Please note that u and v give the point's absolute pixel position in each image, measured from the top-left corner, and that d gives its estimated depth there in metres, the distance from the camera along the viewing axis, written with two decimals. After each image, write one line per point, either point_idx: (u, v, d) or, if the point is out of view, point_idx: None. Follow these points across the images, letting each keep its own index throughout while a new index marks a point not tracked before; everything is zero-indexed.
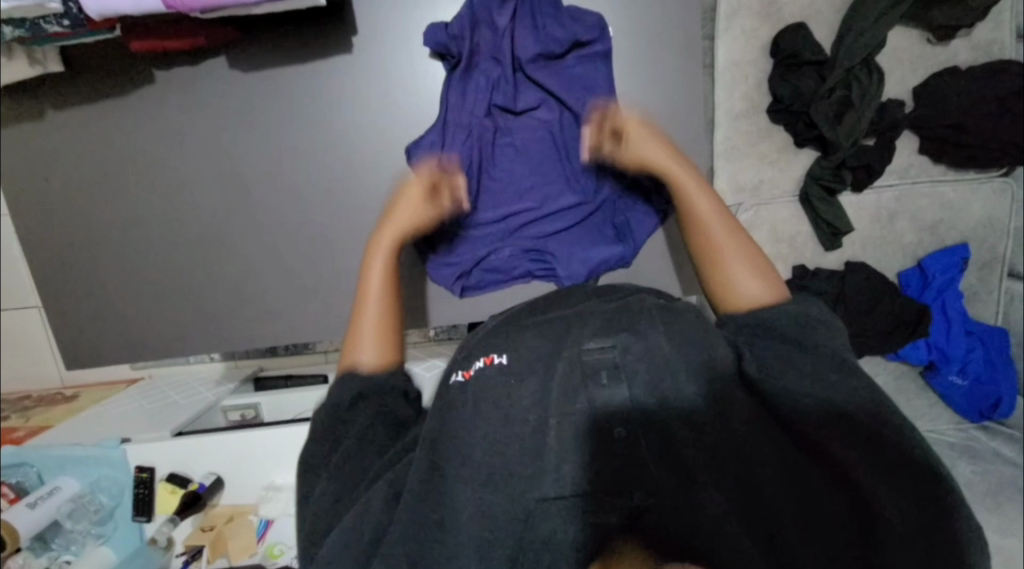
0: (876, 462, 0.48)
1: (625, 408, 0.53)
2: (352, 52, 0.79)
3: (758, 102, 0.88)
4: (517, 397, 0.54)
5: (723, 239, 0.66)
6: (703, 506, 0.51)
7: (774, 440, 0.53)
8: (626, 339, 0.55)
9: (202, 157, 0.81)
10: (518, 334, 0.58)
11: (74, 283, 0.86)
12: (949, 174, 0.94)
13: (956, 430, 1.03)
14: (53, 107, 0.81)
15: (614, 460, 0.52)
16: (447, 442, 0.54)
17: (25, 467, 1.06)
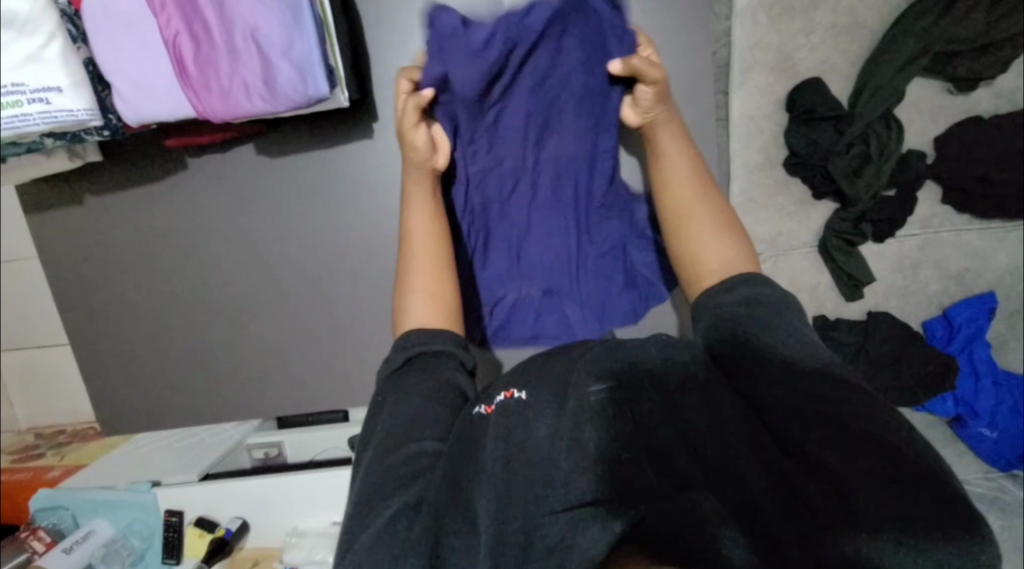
0: (864, 457, 0.43)
1: (612, 425, 0.48)
2: (372, 135, 0.81)
3: (775, 154, 0.88)
4: (534, 427, 0.50)
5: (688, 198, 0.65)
6: (709, 516, 0.41)
7: (762, 441, 0.46)
8: (634, 377, 0.51)
9: (226, 227, 0.84)
10: (540, 370, 0.55)
11: (105, 341, 0.89)
12: (974, 222, 0.92)
13: (986, 479, 1.00)
14: (91, 193, 0.84)
15: (609, 472, 0.45)
16: (466, 476, 0.48)
17: (59, 510, 1.09)
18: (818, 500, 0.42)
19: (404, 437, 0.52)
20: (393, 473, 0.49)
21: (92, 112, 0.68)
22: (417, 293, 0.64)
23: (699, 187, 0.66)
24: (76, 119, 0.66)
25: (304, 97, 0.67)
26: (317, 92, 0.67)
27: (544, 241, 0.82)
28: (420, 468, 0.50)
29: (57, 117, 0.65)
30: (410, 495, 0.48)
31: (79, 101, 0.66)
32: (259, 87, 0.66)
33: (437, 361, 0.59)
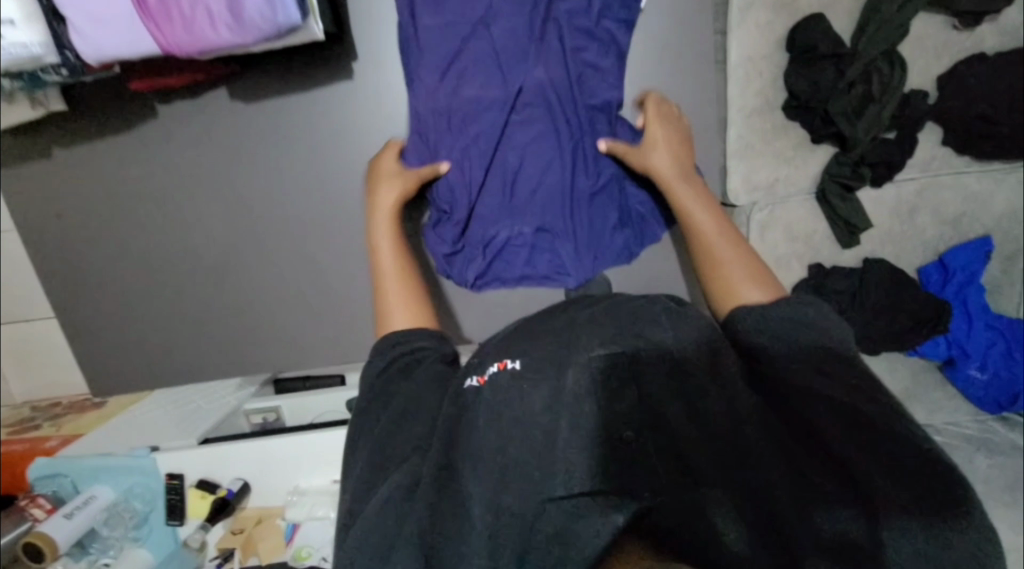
0: (877, 452, 0.43)
1: (611, 399, 0.47)
2: (352, 76, 0.77)
3: (774, 98, 0.85)
4: (528, 403, 0.48)
5: (709, 231, 0.67)
6: (712, 510, 0.41)
7: (776, 433, 0.46)
8: (634, 345, 0.49)
9: (205, 180, 0.81)
10: (536, 337, 0.52)
11: (90, 308, 0.86)
12: (974, 165, 0.90)
13: (975, 422, 1.02)
14: (60, 145, 0.80)
15: (617, 460, 0.44)
16: (460, 450, 0.48)
17: (59, 477, 1.10)
18: (815, 496, 0.42)
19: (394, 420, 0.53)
20: (385, 450, 0.51)
21: (47, 47, 0.64)
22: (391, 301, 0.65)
23: (721, 219, 0.68)
24: (30, 54, 0.63)
25: (274, 26, 0.64)
26: (288, 20, 0.64)
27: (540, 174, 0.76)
28: (409, 448, 0.51)
29: (11, 51, 0.61)
30: (400, 478, 0.48)
31: (33, 35, 0.62)
32: (226, 18, 0.63)
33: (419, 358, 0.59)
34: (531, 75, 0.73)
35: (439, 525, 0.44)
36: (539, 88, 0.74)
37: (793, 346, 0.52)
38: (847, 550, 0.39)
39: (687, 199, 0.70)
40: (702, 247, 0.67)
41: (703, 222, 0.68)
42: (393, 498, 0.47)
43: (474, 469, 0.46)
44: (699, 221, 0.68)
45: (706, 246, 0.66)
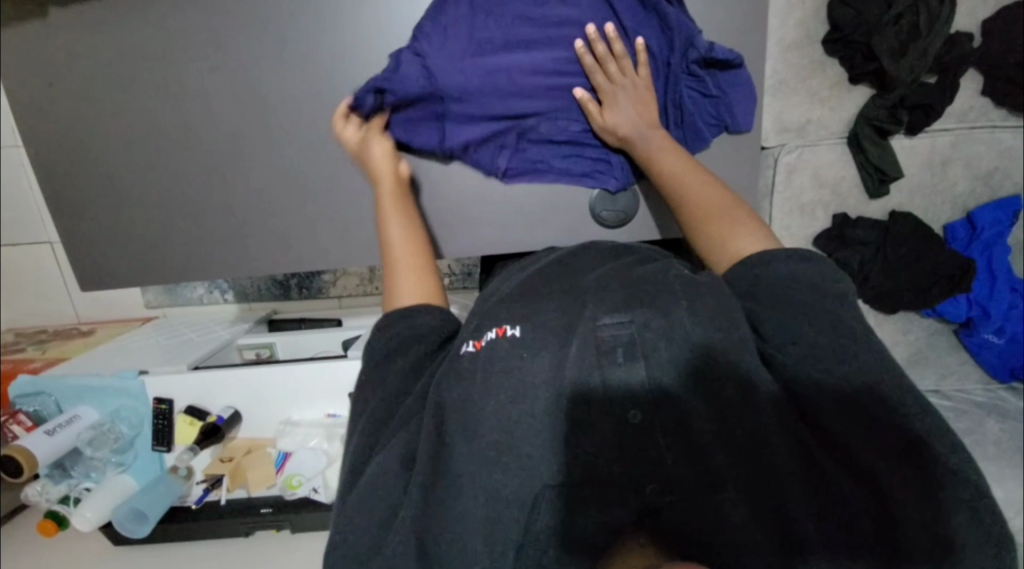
0: (900, 453, 0.48)
1: (622, 388, 0.52)
2: None
3: (814, 30, 0.82)
4: (530, 373, 0.53)
5: (694, 181, 0.67)
6: (725, 509, 0.50)
7: (800, 434, 0.51)
8: (645, 315, 0.54)
9: (214, 61, 0.75)
10: (535, 303, 0.57)
11: (82, 208, 0.81)
12: (1010, 119, 0.87)
13: (985, 390, 1.00)
14: (55, 5, 0.75)
15: (628, 446, 0.52)
16: (453, 413, 0.53)
17: (42, 396, 1.06)
18: (812, 502, 0.50)
19: (399, 392, 0.58)
20: (390, 416, 0.57)
21: None
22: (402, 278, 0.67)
23: (716, 187, 0.67)
24: None
25: None
26: None
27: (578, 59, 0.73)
28: (409, 413, 0.56)
29: None
30: (400, 444, 0.55)
31: None
32: None
33: (423, 334, 0.60)
34: None
35: (439, 471, 0.52)
36: None
37: (823, 343, 0.51)
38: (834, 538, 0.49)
39: (661, 150, 0.70)
40: (680, 200, 0.67)
41: (680, 170, 0.68)
42: (391, 459, 0.54)
43: (460, 444, 0.52)
44: (679, 175, 0.68)
45: (686, 197, 0.67)
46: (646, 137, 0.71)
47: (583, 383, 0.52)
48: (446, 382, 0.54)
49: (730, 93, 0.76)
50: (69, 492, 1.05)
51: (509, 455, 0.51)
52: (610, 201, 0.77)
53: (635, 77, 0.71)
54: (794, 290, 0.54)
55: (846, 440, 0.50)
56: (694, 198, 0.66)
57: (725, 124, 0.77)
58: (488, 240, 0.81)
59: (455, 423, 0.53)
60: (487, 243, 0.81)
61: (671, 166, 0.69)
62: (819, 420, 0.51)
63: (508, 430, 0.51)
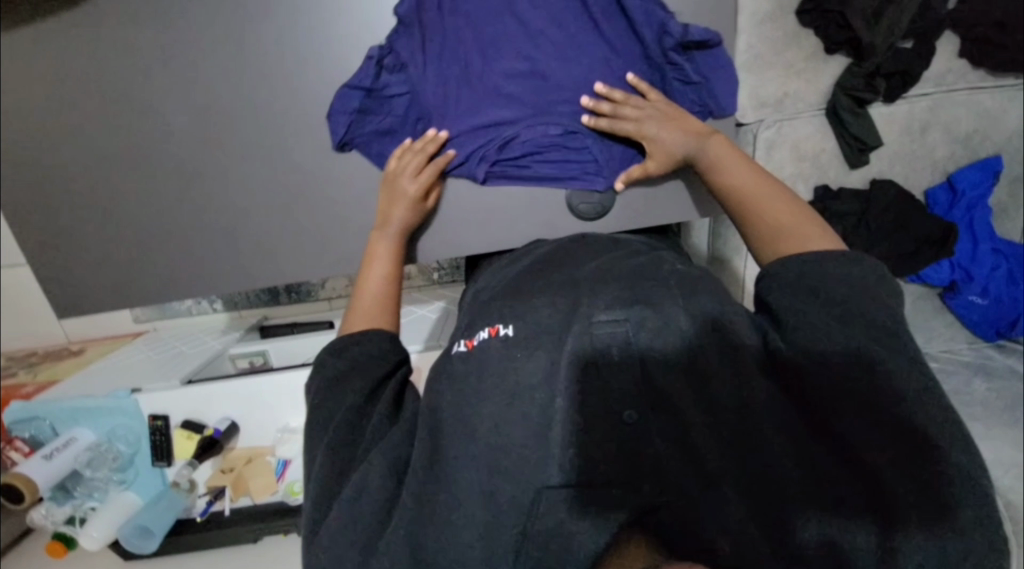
0: (891, 435, 0.45)
1: (613, 384, 0.50)
2: None
3: (786, 2, 0.80)
4: (527, 373, 0.50)
5: (754, 186, 0.62)
6: (716, 508, 0.47)
7: (794, 424, 0.48)
8: (641, 312, 0.50)
9: (173, 79, 0.73)
10: (526, 300, 0.54)
11: (56, 236, 0.80)
12: (988, 79, 0.86)
13: (971, 348, 1.02)
14: (3, 30, 0.73)
15: (622, 446, 0.49)
16: (447, 420, 0.51)
17: (36, 421, 1.06)
18: (806, 499, 0.46)
19: (358, 411, 0.56)
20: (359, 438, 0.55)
21: None
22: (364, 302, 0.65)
23: (777, 188, 0.61)
24: None
25: None
26: None
27: (552, 52, 0.71)
28: (375, 435, 0.54)
29: None
30: (379, 459, 0.52)
31: None
32: None
33: (375, 359, 0.59)
34: None
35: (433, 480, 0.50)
36: None
37: (832, 340, 0.47)
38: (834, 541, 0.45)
39: (717, 160, 0.65)
40: (749, 217, 0.61)
41: (743, 180, 0.63)
42: (371, 477, 0.51)
43: (457, 450, 0.49)
44: (733, 186, 0.63)
45: (753, 207, 0.61)
46: (696, 152, 0.67)
47: (577, 387, 0.49)
48: (439, 388, 0.53)
49: (710, 77, 0.74)
50: (74, 513, 1.06)
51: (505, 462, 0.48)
52: (586, 194, 0.76)
53: (656, 102, 0.70)
54: (822, 279, 0.51)
55: (835, 426, 0.46)
56: (752, 207, 0.61)
57: (709, 110, 0.76)
58: (473, 237, 0.80)
59: (449, 428, 0.51)
60: (473, 240, 0.80)
61: (733, 176, 0.63)
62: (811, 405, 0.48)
63: (500, 438, 0.49)
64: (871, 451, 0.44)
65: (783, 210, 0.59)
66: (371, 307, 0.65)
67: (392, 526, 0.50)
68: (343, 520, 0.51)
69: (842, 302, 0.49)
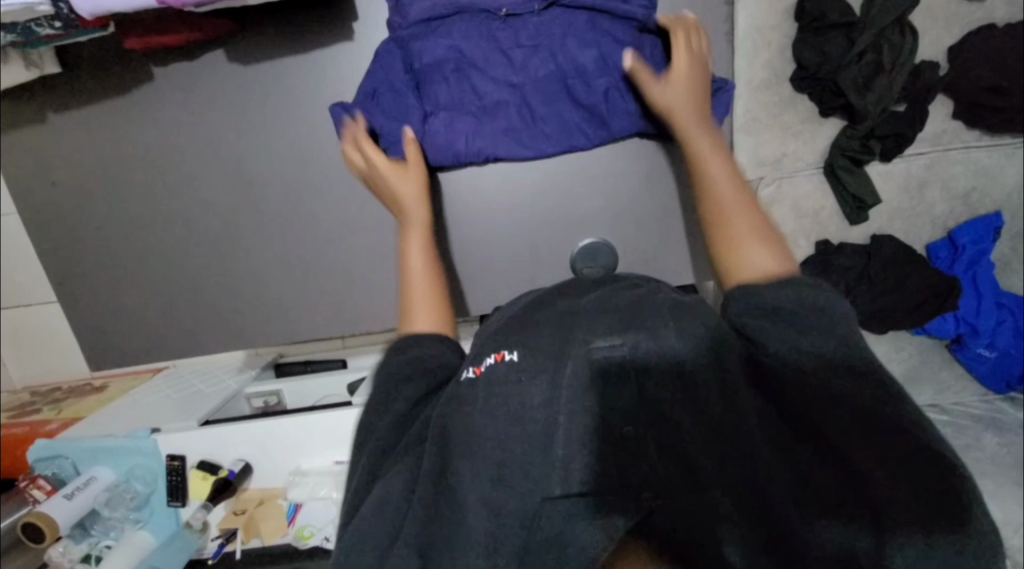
0: (891, 455, 0.43)
1: (611, 393, 0.52)
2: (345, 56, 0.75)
3: (781, 71, 0.85)
4: (528, 396, 0.53)
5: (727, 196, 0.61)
6: (711, 515, 0.48)
7: (782, 434, 0.48)
8: (635, 336, 0.53)
9: (205, 153, 0.78)
10: (532, 330, 0.58)
11: (91, 287, 0.85)
12: (985, 138, 0.88)
13: (983, 401, 1.01)
14: (53, 109, 0.79)
15: (621, 457, 0.50)
16: (455, 441, 0.52)
17: (59, 459, 1.10)
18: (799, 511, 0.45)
19: (406, 414, 0.57)
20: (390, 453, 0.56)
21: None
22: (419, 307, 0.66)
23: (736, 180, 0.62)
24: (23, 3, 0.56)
25: None
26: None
27: (559, 116, 0.74)
28: (411, 444, 0.55)
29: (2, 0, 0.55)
30: (402, 471, 0.53)
31: None
32: None
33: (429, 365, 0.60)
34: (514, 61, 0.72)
35: (438, 507, 0.51)
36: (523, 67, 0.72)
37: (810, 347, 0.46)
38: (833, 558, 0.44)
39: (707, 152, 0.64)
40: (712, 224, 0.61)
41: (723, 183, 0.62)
42: (391, 488, 0.52)
43: (463, 464, 0.51)
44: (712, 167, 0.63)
45: (723, 220, 0.60)
46: (690, 130, 0.66)
47: (579, 401, 0.52)
48: (449, 407, 0.54)
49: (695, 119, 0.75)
50: (90, 550, 1.08)
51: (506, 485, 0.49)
52: (589, 258, 0.80)
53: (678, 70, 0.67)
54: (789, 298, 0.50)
55: (831, 439, 0.45)
56: (719, 204, 0.61)
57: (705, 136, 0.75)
58: (490, 266, 0.84)
59: (455, 445, 0.52)
60: (488, 272, 0.84)
61: (712, 173, 0.63)
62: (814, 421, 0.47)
63: (502, 461, 0.50)
64: (854, 457, 0.44)
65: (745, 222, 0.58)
66: (427, 312, 0.65)
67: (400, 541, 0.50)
68: (358, 534, 0.52)
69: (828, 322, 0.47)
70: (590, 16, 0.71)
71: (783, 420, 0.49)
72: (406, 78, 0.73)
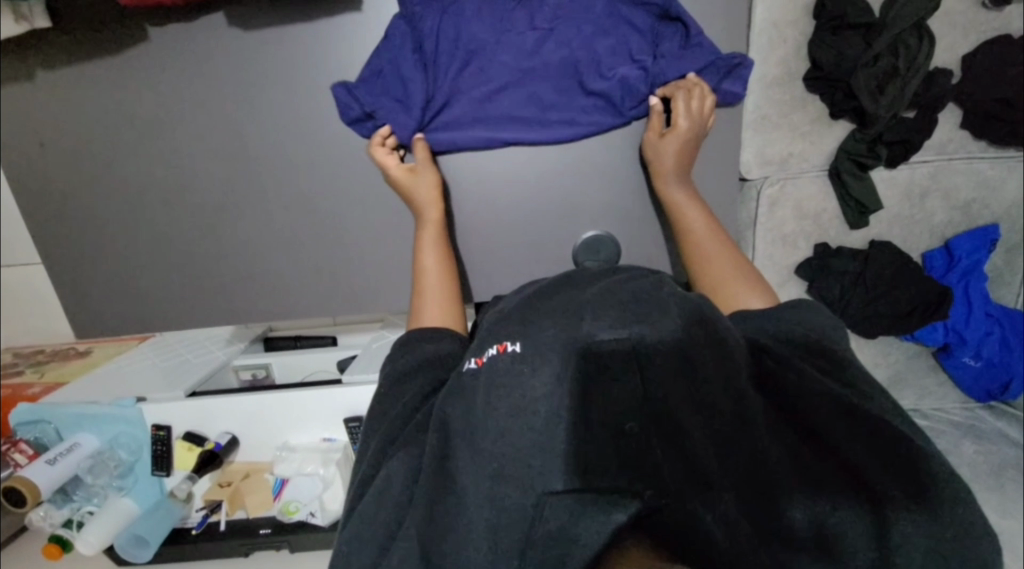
0: (874, 440, 0.49)
1: (615, 390, 0.50)
2: (356, 30, 0.73)
3: (795, 69, 0.84)
4: (530, 389, 0.51)
5: (710, 246, 0.71)
6: (713, 512, 0.46)
7: (790, 443, 0.51)
8: (642, 330, 0.51)
9: (204, 121, 0.76)
10: (531, 324, 0.56)
11: (79, 254, 0.83)
12: (990, 150, 0.88)
13: (963, 408, 1.03)
14: (42, 68, 0.76)
15: (623, 454, 0.48)
16: (457, 433, 0.54)
17: (42, 423, 1.08)
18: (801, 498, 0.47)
19: (410, 409, 0.59)
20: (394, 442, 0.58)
21: None
22: (430, 300, 0.71)
23: (713, 231, 0.72)
24: None
25: None
26: None
27: (570, 98, 0.77)
28: (414, 432, 0.57)
29: None
30: (406, 460, 0.55)
31: None
32: None
33: (439, 357, 0.64)
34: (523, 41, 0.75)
35: (439, 495, 0.52)
36: (528, 47, 0.75)
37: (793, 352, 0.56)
38: (831, 542, 0.46)
39: (683, 202, 0.74)
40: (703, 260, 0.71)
41: (700, 230, 0.73)
42: (396, 475, 0.54)
43: (463, 457, 0.52)
44: (694, 227, 0.73)
45: (706, 258, 0.71)
46: (667, 186, 0.75)
47: (582, 397, 0.50)
48: (449, 401, 0.56)
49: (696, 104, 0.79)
50: (71, 516, 1.08)
51: (504, 477, 0.49)
52: (592, 250, 0.80)
53: (683, 128, 0.72)
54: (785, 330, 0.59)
55: (825, 431, 0.50)
56: (699, 248, 0.72)
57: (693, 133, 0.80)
58: (485, 247, 0.83)
59: (458, 435, 0.53)
60: (485, 258, 0.83)
61: (691, 226, 0.73)
62: (808, 415, 0.52)
63: (501, 455, 0.50)
64: (848, 445, 0.49)
65: (722, 258, 0.70)
66: (439, 307, 0.71)
67: (404, 530, 0.51)
68: (363, 520, 0.53)
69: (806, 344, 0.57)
70: (607, 6, 0.74)
71: (790, 427, 0.52)
72: (415, 56, 0.73)
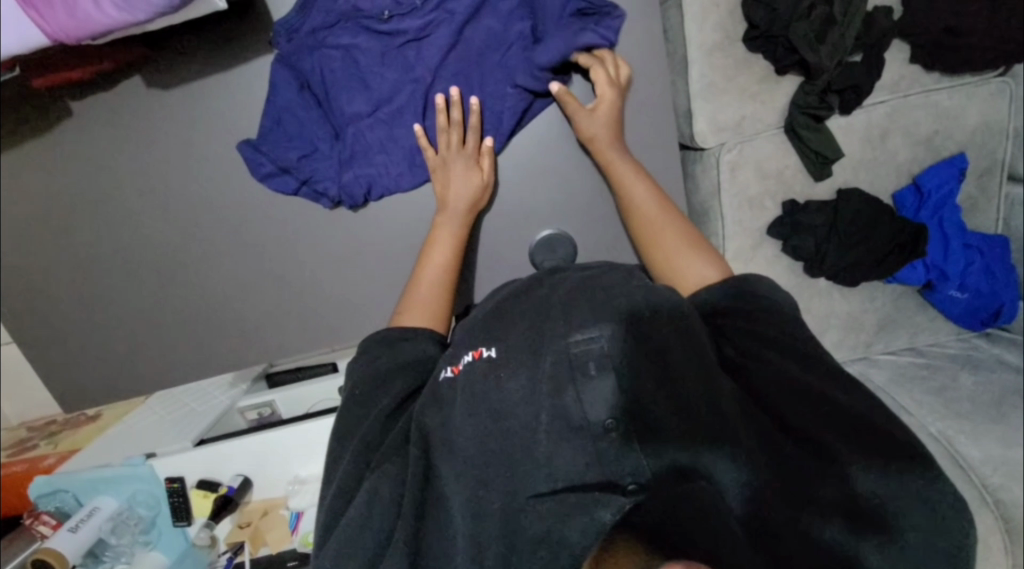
0: (844, 423, 0.51)
1: (587, 386, 0.54)
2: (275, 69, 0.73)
3: (733, 31, 0.82)
4: (507, 394, 0.55)
5: (655, 221, 0.72)
6: (687, 494, 0.49)
7: (754, 410, 0.54)
8: (610, 327, 0.56)
9: (157, 180, 0.77)
10: (505, 324, 0.59)
11: (57, 328, 0.84)
12: (944, 80, 0.87)
13: (958, 339, 1.03)
14: None
15: (603, 451, 0.52)
16: (436, 447, 0.55)
17: (60, 494, 1.10)
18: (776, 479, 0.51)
19: (388, 414, 0.60)
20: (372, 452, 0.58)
21: None
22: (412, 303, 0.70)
23: (658, 199, 0.73)
24: None
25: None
26: None
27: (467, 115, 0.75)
28: (394, 446, 0.57)
29: None
30: (389, 475, 0.55)
31: None
32: None
33: (417, 359, 0.64)
34: (401, 38, 0.73)
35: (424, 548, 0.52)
36: (407, 46, 0.73)
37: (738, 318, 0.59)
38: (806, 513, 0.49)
39: (626, 179, 0.74)
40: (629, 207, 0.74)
41: (647, 197, 0.73)
42: (380, 487, 0.54)
43: (444, 467, 0.54)
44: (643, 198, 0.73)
45: (644, 219, 0.73)
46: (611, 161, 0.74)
47: (560, 405, 0.53)
48: (423, 409, 0.56)
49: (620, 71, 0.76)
50: None
51: (484, 490, 0.52)
52: (548, 249, 0.81)
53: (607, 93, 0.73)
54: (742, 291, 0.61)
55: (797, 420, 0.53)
56: (645, 217, 0.73)
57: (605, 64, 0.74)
58: None
59: (438, 453, 0.54)
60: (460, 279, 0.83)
61: (637, 198, 0.73)
62: (776, 404, 0.54)
63: (478, 475, 0.53)
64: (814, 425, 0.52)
65: (654, 203, 0.73)
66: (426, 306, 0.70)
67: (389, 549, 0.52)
68: (342, 543, 0.53)
69: (776, 323, 0.57)
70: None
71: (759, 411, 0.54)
72: (309, 99, 0.75)
